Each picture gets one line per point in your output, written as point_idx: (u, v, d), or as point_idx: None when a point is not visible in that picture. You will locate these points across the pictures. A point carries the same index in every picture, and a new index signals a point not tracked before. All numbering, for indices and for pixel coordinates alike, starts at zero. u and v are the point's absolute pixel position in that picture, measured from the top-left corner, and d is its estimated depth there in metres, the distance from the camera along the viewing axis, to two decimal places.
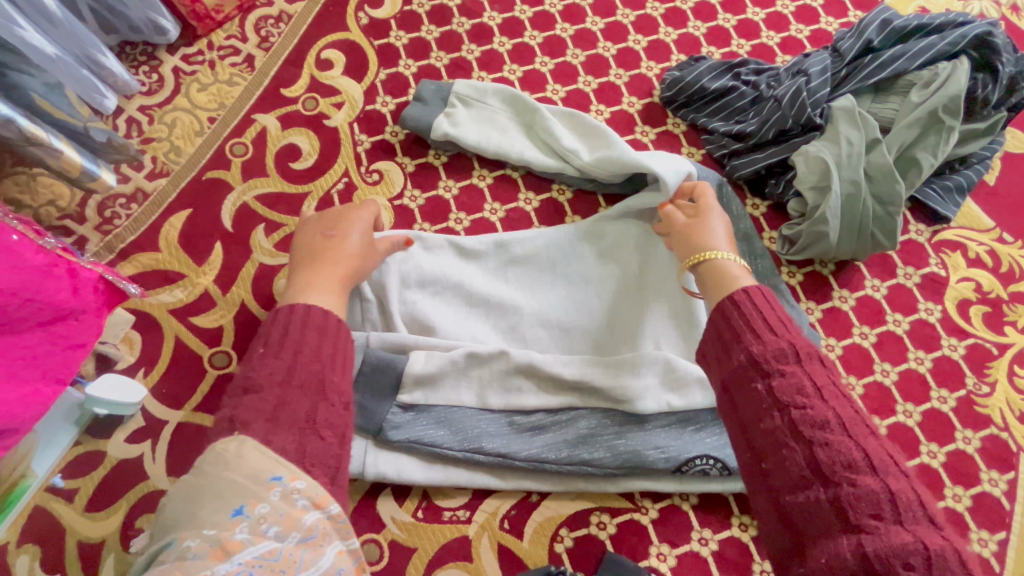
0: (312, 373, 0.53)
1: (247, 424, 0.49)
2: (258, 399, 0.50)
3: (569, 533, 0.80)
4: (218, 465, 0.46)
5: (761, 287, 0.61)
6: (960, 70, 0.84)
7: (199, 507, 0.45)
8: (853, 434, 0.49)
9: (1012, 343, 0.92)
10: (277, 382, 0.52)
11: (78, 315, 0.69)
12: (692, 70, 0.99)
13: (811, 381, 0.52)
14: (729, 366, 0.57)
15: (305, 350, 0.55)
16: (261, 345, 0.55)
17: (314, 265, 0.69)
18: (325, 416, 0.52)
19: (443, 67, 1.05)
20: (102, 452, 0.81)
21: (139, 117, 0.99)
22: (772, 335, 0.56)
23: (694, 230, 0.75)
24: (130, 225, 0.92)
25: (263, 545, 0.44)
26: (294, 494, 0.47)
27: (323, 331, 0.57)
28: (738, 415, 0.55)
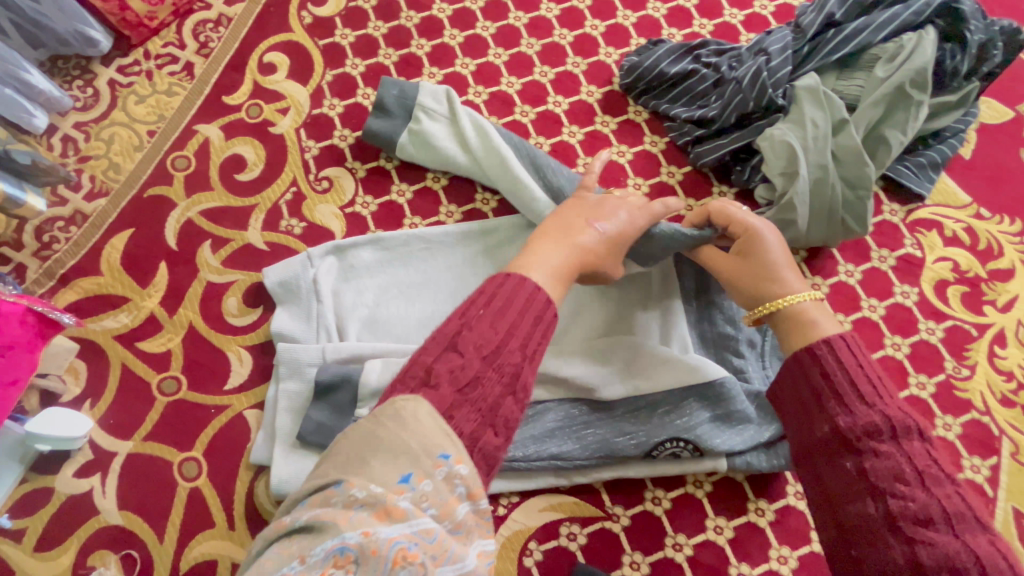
0: (511, 362, 0.47)
1: (437, 384, 0.44)
2: (462, 363, 0.46)
3: (538, 546, 0.77)
4: (396, 421, 0.41)
5: (850, 344, 0.58)
6: (926, 41, 0.79)
7: (367, 456, 0.40)
8: (958, 531, 0.46)
9: (992, 323, 0.88)
10: (481, 355, 0.46)
11: (4, 351, 0.67)
12: (650, 55, 0.94)
13: (911, 465, 0.49)
14: (812, 437, 0.56)
15: (521, 334, 0.48)
16: (481, 306, 0.48)
17: (551, 231, 0.65)
18: (506, 411, 0.46)
19: (392, 65, 1.01)
20: (49, 488, 0.78)
21: (74, 135, 0.95)
22: (863, 406, 0.54)
23: (754, 269, 0.70)
24: (69, 250, 0.88)
25: (422, 522, 0.38)
26: (455, 479, 0.41)
27: (539, 320, 0.49)
28: (825, 490, 0.54)
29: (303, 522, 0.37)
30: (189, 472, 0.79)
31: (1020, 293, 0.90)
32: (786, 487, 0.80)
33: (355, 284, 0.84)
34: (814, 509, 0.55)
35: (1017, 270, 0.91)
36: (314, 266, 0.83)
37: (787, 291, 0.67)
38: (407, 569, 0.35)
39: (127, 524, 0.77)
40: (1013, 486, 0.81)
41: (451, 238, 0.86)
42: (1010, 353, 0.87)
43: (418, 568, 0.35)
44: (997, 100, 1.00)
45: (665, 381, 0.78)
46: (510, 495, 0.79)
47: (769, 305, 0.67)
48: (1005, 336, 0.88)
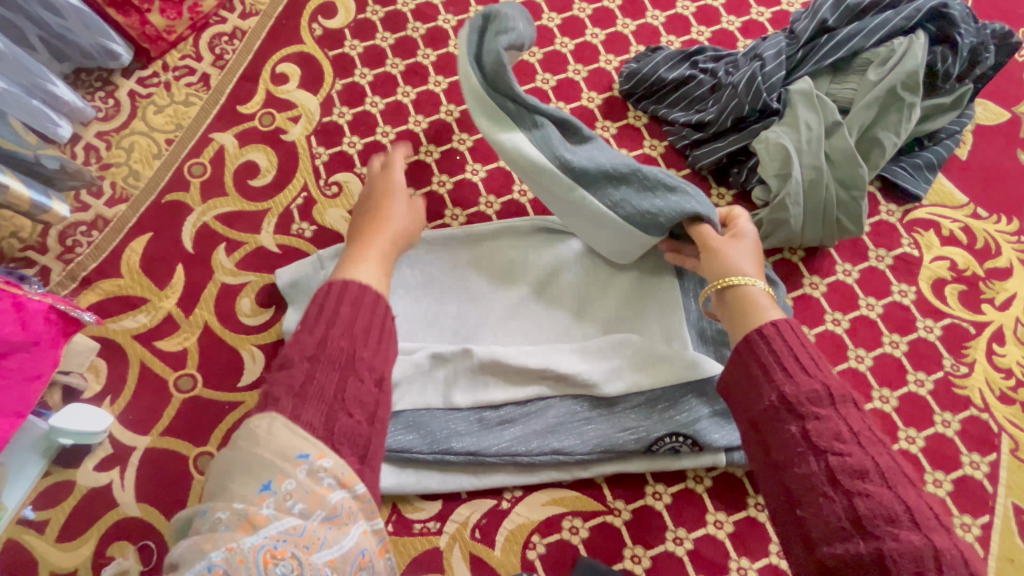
0: (341, 348, 0.53)
1: (277, 400, 0.49)
2: (291, 373, 0.51)
3: (541, 539, 0.79)
4: (250, 441, 0.48)
5: (790, 323, 0.63)
6: (916, 45, 0.81)
7: (231, 481, 0.46)
8: (891, 484, 0.50)
9: (990, 322, 0.89)
10: (306, 357, 0.52)
11: (30, 348, 0.70)
12: (648, 62, 0.97)
13: (847, 425, 0.54)
14: (760, 407, 0.59)
15: (341, 323, 0.54)
16: (302, 321, 0.55)
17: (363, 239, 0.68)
18: (354, 393, 0.51)
19: (399, 74, 1.04)
20: (71, 481, 0.82)
21: (96, 144, 0.99)
22: (805, 376, 0.58)
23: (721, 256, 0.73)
24: (91, 253, 0.92)
25: (288, 521, 0.45)
26: (319, 473, 0.47)
27: (358, 305, 0.56)
28: (771, 456, 0.57)
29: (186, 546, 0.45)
30: (204, 466, 0.82)
31: (1019, 291, 0.91)
32: None
33: None
34: (760, 473, 0.59)
35: (1015, 269, 0.92)
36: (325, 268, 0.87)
37: (741, 272, 0.70)
38: (282, 562, 0.44)
39: (144, 516, 0.80)
40: (1013, 482, 0.81)
41: (456, 240, 0.89)
42: (1008, 350, 0.88)
43: (295, 557, 0.44)
44: (993, 102, 1.01)
45: (664, 377, 0.79)
46: (514, 490, 0.81)
47: (722, 281, 0.70)
48: (1003, 334, 0.88)
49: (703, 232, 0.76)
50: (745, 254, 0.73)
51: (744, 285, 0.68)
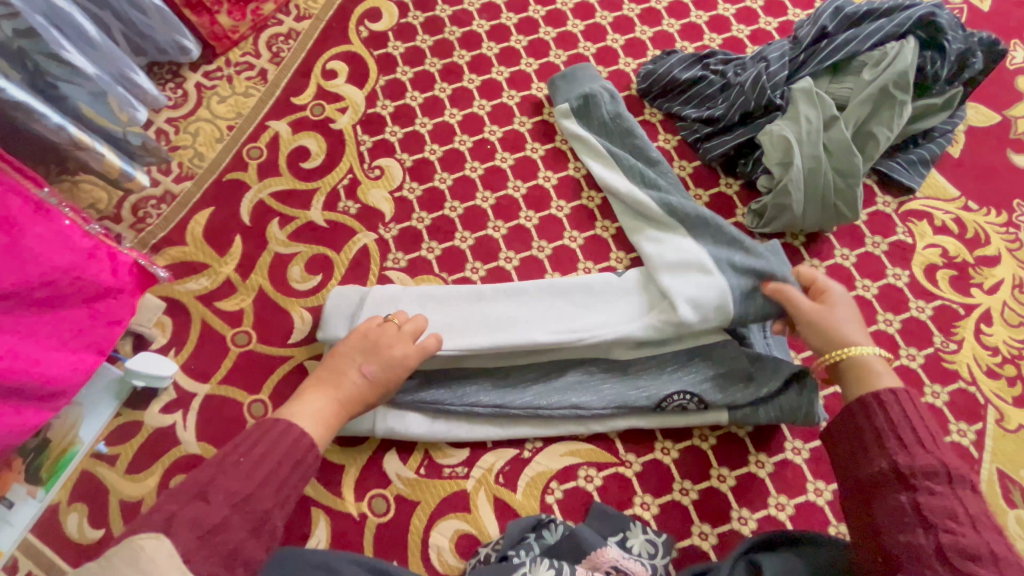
0: (262, 506, 0.60)
1: (175, 530, 0.54)
2: (207, 510, 0.56)
3: (559, 486, 0.87)
4: (130, 562, 0.51)
5: (909, 391, 0.69)
6: (907, 49, 0.90)
7: None
8: (1002, 569, 0.55)
9: (979, 304, 0.96)
10: (230, 502, 0.58)
11: (117, 294, 0.81)
12: (664, 63, 1.07)
13: (963, 506, 0.59)
14: (869, 470, 0.66)
15: (277, 479, 0.62)
16: (241, 455, 0.62)
17: (327, 379, 0.76)
18: (250, 552, 0.57)
19: (436, 72, 1.15)
20: (139, 422, 0.91)
21: (166, 128, 1.11)
22: (922, 450, 0.64)
23: (827, 322, 0.78)
24: (160, 223, 1.04)
25: None
26: None
27: (298, 464, 0.65)
28: (876, 521, 0.63)
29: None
30: (257, 412, 0.92)
31: (1006, 277, 0.98)
32: (784, 443, 0.88)
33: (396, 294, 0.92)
34: (861, 532, 0.65)
35: (1003, 257, 0.99)
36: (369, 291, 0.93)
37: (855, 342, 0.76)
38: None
39: (204, 453, 0.90)
40: (998, 449, 0.88)
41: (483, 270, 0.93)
42: (996, 330, 0.94)
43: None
44: (984, 105, 1.09)
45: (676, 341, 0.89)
46: (535, 441, 0.89)
47: (837, 351, 0.76)
48: (991, 315, 0.95)
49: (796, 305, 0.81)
50: (847, 321, 0.78)
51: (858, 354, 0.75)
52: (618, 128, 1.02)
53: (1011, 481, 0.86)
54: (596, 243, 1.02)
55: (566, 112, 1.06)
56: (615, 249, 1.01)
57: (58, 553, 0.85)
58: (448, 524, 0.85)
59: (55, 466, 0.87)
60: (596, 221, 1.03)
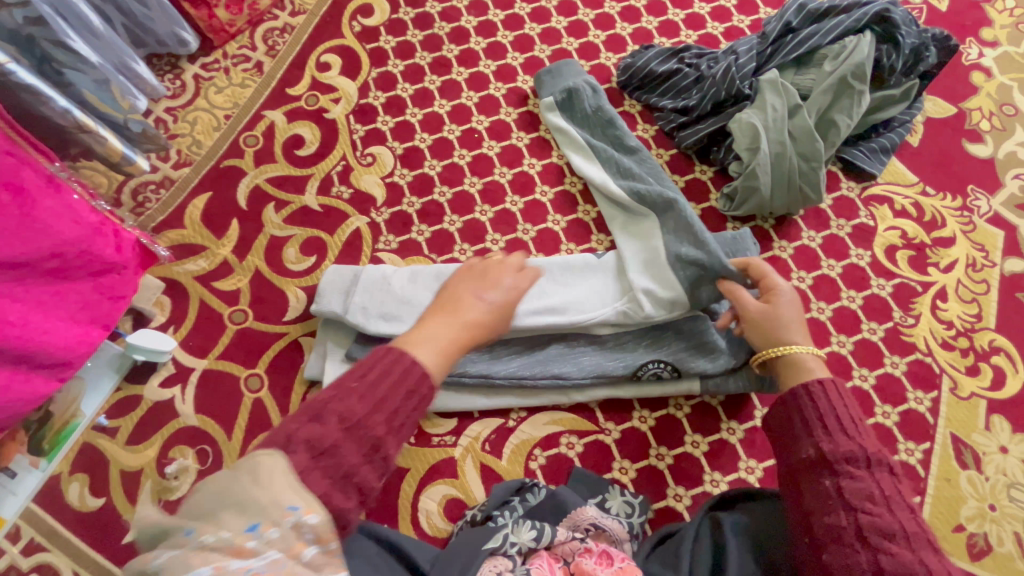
0: (376, 432, 0.54)
1: (294, 449, 0.51)
2: (321, 432, 0.52)
3: (542, 452, 0.92)
4: (249, 475, 0.48)
5: (835, 382, 0.73)
6: (864, 42, 0.97)
7: (220, 506, 0.46)
8: (916, 547, 0.59)
9: (935, 282, 1.03)
10: (343, 425, 0.53)
11: (121, 270, 0.85)
12: (642, 57, 1.13)
13: (879, 488, 0.63)
14: (798, 458, 0.70)
15: (389, 406, 0.55)
16: (355, 377, 0.56)
17: (442, 306, 0.72)
18: (364, 476, 0.53)
19: (426, 65, 1.21)
20: (139, 395, 0.95)
21: (165, 117, 1.15)
22: (844, 437, 0.68)
23: (764, 321, 0.82)
24: (160, 207, 1.08)
25: (268, 558, 0.45)
26: (304, 527, 0.46)
27: (412, 392, 0.57)
28: (804, 505, 0.67)
29: (158, 562, 0.45)
30: (253, 385, 0.96)
31: (960, 257, 1.05)
32: (753, 412, 0.94)
33: (383, 273, 0.96)
34: (794, 519, 0.68)
35: (958, 238, 1.06)
36: (359, 272, 0.96)
37: (788, 341, 0.79)
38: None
39: (202, 425, 0.93)
40: (952, 415, 0.94)
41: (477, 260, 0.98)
42: (950, 306, 1.01)
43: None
44: (941, 98, 1.17)
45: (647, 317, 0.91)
46: (520, 411, 0.94)
47: (770, 351, 0.80)
48: (946, 292, 1.02)
49: (739, 305, 0.84)
50: (787, 318, 0.81)
51: (790, 352, 0.78)
52: (599, 119, 1.08)
53: (964, 444, 0.92)
54: (577, 226, 1.07)
55: (552, 106, 1.12)
56: (596, 232, 1.06)
57: (61, 520, 0.88)
58: (437, 489, 0.90)
59: (57, 437, 0.90)
60: (578, 205, 1.08)
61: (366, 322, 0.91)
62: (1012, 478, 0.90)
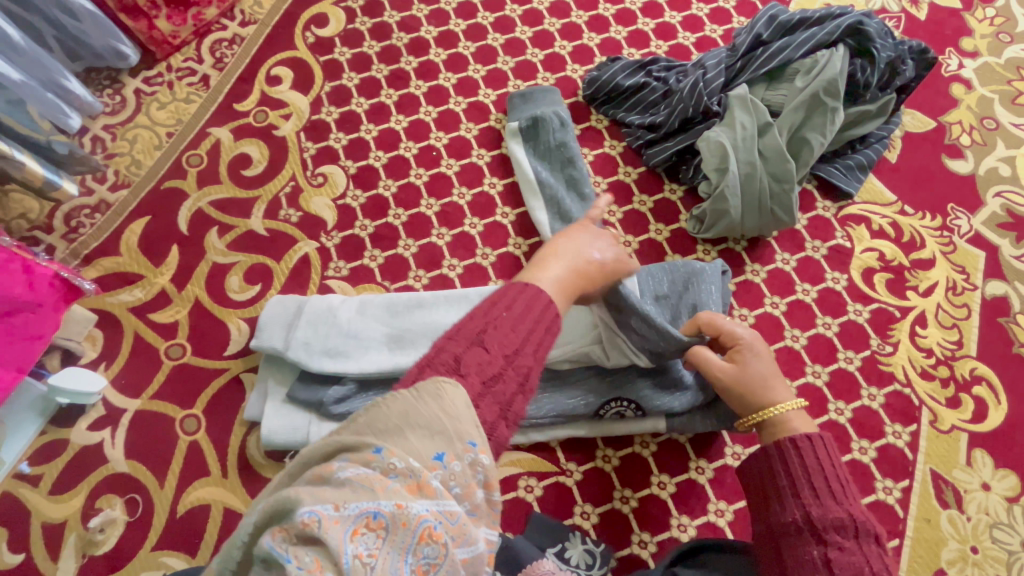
0: (527, 365, 0.49)
1: (465, 373, 0.46)
2: (487, 359, 0.48)
3: (498, 497, 0.86)
4: (434, 400, 0.43)
5: (824, 439, 0.71)
6: (836, 57, 0.92)
7: (405, 428, 0.42)
8: None
9: (914, 307, 0.98)
10: (504, 354, 0.48)
11: (34, 308, 0.78)
12: (608, 70, 1.08)
13: (867, 562, 0.61)
14: (783, 519, 0.67)
15: (538, 340, 0.50)
16: (502, 307, 0.51)
17: (549, 248, 0.64)
18: (519, 408, 0.48)
19: (383, 78, 1.14)
20: (65, 439, 0.88)
21: (102, 135, 1.08)
22: (832, 502, 0.66)
23: (741, 384, 0.76)
24: (93, 233, 1.00)
25: (448, 503, 0.40)
26: (478, 466, 0.43)
27: (552, 330, 0.52)
28: (786, 572, 0.64)
29: (341, 476, 0.39)
30: (189, 427, 0.89)
31: (940, 280, 1.00)
32: (723, 449, 0.89)
33: (329, 303, 0.90)
34: None
35: (937, 260, 1.01)
36: (304, 302, 0.91)
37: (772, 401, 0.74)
38: (430, 546, 0.38)
39: (132, 471, 0.86)
40: (932, 450, 0.89)
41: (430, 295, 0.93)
42: (930, 333, 0.96)
43: (441, 548, 0.38)
44: (920, 111, 1.12)
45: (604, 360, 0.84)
46: None
47: (758, 413, 0.75)
48: (925, 318, 0.97)
49: (711, 372, 0.78)
50: (764, 375, 0.76)
51: (776, 413, 0.74)
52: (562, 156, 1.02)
53: (945, 482, 0.87)
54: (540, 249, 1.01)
55: (516, 130, 1.04)
56: None
57: None
58: None
59: None
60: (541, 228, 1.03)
61: (309, 359, 0.85)
62: (995, 518, 0.85)
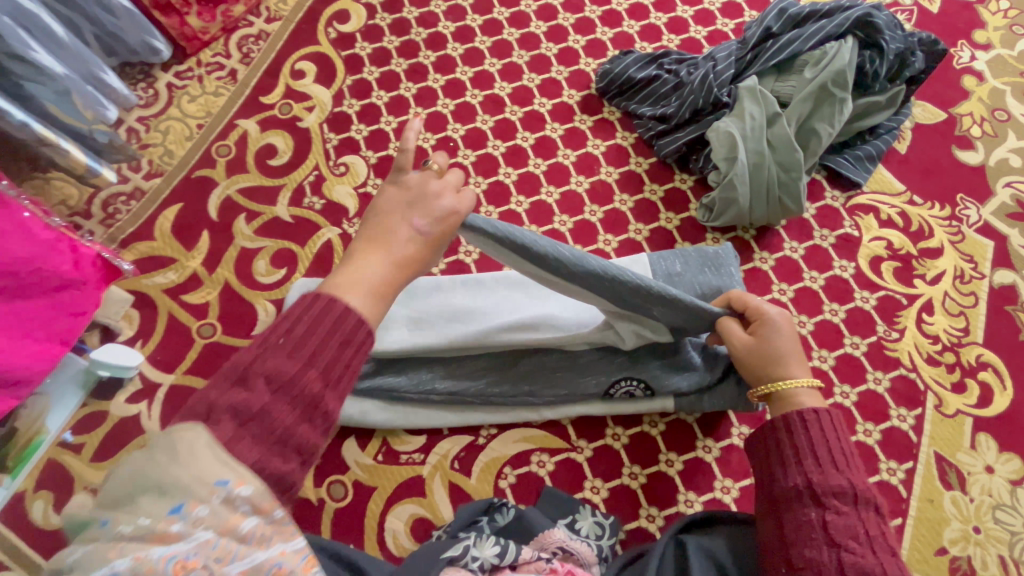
0: (310, 392, 0.46)
1: (216, 419, 0.43)
2: (248, 397, 0.44)
3: (512, 471, 0.90)
4: (168, 452, 0.40)
5: (832, 411, 0.73)
6: (845, 48, 0.94)
7: (138, 489, 0.39)
8: None
9: (921, 295, 1.00)
10: (270, 387, 0.45)
11: (80, 286, 0.83)
12: (620, 63, 1.11)
13: (863, 526, 0.64)
14: (785, 485, 0.70)
15: (321, 362, 0.46)
16: (276, 332, 0.47)
17: (374, 237, 0.57)
18: (303, 436, 0.45)
19: (402, 72, 1.18)
20: (105, 411, 0.94)
21: (137, 127, 1.13)
22: (834, 470, 0.68)
23: (759, 357, 0.78)
24: (130, 219, 1.06)
25: (200, 539, 0.38)
26: (237, 500, 0.40)
27: (347, 342, 0.48)
28: (785, 534, 0.67)
29: (74, 557, 0.37)
30: None
31: (948, 269, 1.01)
32: (730, 429, 0.92)
33: None
34: (768, 545, 0.68)
35: (945, 249, 1.03)
36: None
37: (787, 376, 0.76)
38: None
39: None
40: (936, 433, 0.91)
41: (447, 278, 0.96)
42: (937, 320, 0.98)
43: None
44: (931, 103, 1.13)
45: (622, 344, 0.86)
46: (490, 427, 0.92)
47: (771, 385, 0.77)
48: (932, 305, 0.99)
49: (732, 343, 0.79)
50: (785, 352, 0.77)
51: (788, 388, 0.76)
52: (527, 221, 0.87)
53: (948, 464, 0.89)
54: (553, 236, 1.05)
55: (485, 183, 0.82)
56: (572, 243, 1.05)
57: (24, 538, 0.87)
58: (405, 508, 0.88)
59: (24, 452, 0.89)
60: (555, 216, 1.07)
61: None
62: (998, 500, 0.87)
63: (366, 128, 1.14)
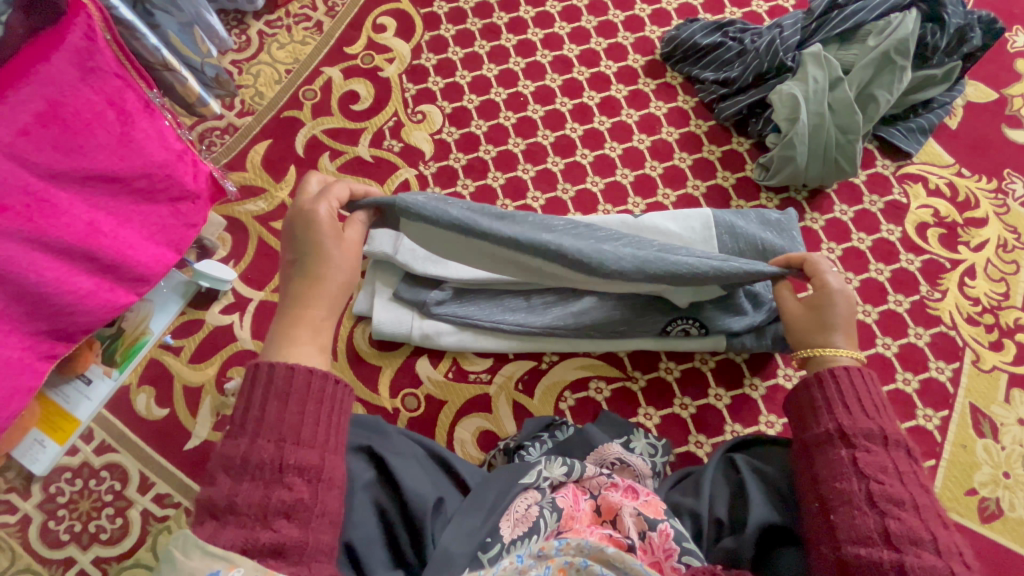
0: (268, 458, 0.54)
1: (201, 520, 0.52)
2: (215, 490, 0.53)
3: (571, 395, 0.98)
4: (168, 565, 0.49)
5: (862, 369, 0.75)
6: (908, 19, 1.02)
7: None
8: (923, 517, 0.61)
9: (964, 260, 1.05)
10: (231, 473, 0.54)
11: (195, 199, 0.91)
12: (687, 29, 1.17)
13: (893, 464, 0.66)
14: (815, 432, 0.72)
15: (262, 427, 0.56)
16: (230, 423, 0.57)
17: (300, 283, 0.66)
18: (278, 501, 0.52)
19: (477, 31, 1.26)
20: (202, 320, 1.03)
21: (231, 70, 1.23)
22: (863, 416, 0.70)
23: (808, 323, 0.80)
24: (224, 151, 1.15)
25: None
26: None
27: (285, 398, 0.57)
28: (816, 474, 0.68)
29: None
30: None
31: (991, 238, 1.06)
32: (775, 370, 0.99)
33: None
34: (801, 488, 0.69)
35: (990, 219, 1.08)
36: None
37: (829, 343, 0.78)
38: None
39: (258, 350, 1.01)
40: (972, 386, 0.97)
41: None
42: (978, 284, 1.03)
43: None
44: (984, 83, 1.18)
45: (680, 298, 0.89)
46: (551, 355, 1.00)
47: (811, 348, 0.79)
48: (974, 270, 1.04)
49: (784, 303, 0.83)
50: (835, 319, 0.79)
51: (830, 355, 0.77)
52: None
53: (982, 415, 0.95)
54: (614, 188, 1.12)
55: None
56: (632, 194, 1.11)
57: (129, 425, 0.97)
58: (472, 421, 0.96)
59: (129, 350, 0.99)
60: (617, 169, 1.13)
61: (414, 264, 0.93)
62: None
63: (442, 80, 1.21)
